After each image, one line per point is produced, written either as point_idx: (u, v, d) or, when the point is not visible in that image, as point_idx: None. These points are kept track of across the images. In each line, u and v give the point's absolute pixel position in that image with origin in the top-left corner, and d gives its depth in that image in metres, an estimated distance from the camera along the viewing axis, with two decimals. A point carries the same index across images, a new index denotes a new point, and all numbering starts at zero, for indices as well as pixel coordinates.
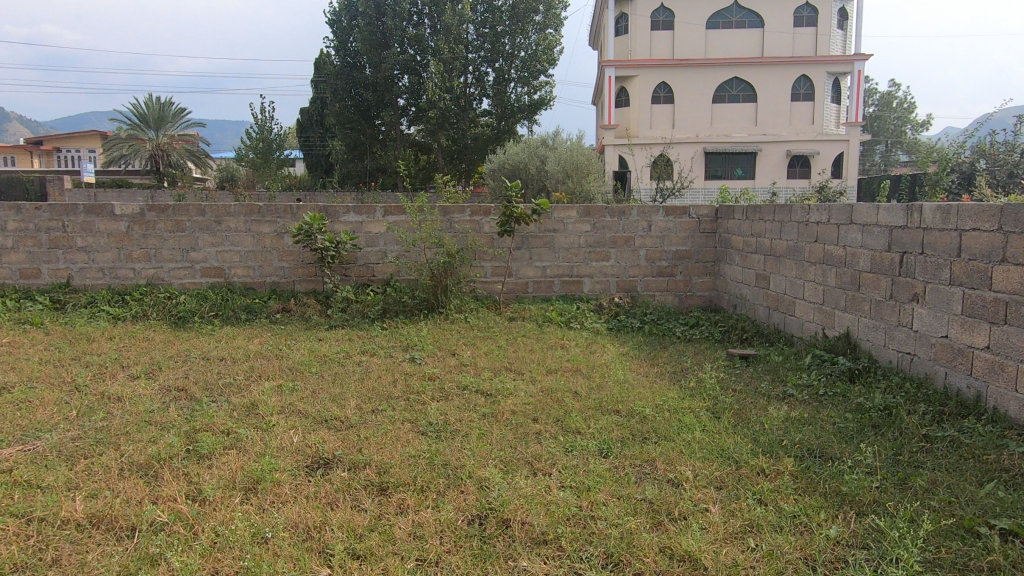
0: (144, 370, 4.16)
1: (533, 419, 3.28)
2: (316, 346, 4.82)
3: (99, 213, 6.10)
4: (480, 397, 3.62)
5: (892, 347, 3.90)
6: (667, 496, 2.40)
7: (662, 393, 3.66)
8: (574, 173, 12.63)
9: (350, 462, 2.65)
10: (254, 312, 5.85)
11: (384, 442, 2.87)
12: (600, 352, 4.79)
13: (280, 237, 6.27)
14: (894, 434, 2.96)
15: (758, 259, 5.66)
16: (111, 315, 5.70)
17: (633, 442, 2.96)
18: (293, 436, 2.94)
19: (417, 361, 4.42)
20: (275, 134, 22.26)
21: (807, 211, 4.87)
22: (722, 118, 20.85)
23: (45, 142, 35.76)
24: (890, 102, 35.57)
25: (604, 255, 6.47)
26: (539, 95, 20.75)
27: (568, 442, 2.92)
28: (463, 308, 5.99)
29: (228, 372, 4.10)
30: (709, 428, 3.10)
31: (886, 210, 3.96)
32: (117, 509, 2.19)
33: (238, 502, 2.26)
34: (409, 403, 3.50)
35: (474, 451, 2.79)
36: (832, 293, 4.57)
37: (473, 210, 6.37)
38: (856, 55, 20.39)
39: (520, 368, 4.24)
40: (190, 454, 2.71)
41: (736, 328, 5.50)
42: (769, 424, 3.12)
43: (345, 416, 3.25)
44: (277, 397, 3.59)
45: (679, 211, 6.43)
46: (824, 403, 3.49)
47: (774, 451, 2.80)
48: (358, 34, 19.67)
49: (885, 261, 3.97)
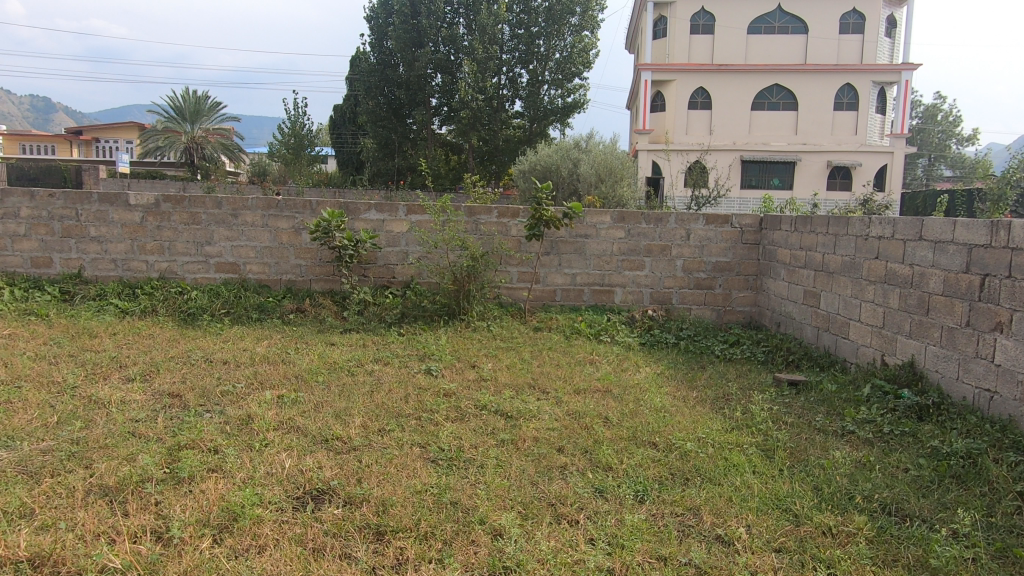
0: (141, 373, 3.86)
1: (558, 449, 2.89)
2: (327, 351, 4.49)
3: (114, 202, 5.87)
4: (500, 420, 3.24)
5: (967, 382, 3.45)
6: (716, 560, 2.02)
7: (704, 424, 3.25)
8: (607, 176, 12.24)
9: (345, 497, 2.30)
10: (267, 311, 5.56)
11: (388, 472, 2.51)
12: (634, 371, 4.38)
13: (298, 234, 5.98)
14: (982, 490, 2.52)
15: (808, 275, 5.21)
16: (119, 309, 5.46)
17: (672, 483, 2.57)
18: (288, 459, 2.61)
19: (433, 373, 4.06)
20: (308, 129, 22.05)
21: (868, 224, 4.41)
22: (761, 125, 20.20)
23: (85, 131, 36.12)
24: (935, 115, 34.65)
25: (638, 264, 6.06)
26: (573, 97, 20.42)
27: (598, 481, 2.55)
28: (486, 315, 5.63)
29: (229, 379, 3.79)
30: (760, 470, 2.69)
31: (965, 226, 3.50)
32: (65, 548, 1.88)
33: (208, 546, 1.94)
34: (420, 423, 3.14)
35: (490, 488, 2.42)
36: (894, 316, 4.11)
37: (501, 211, 6.00)
38: (904, 65, 19.65)
39: (545, 387, 3.86)
40: (167, 478, 2.40)
41: (781, 349, 5.05)
42: (832, 468, 2.70)
43: (348, 437, 2.91)
44: (276, 410, 3.25)
45: (721, 220, 5.98)
46: (891, 444, 3.06)
47: (841, 505, 2.38)
48: (393, 32, 19.49)
49: (961, 284, 3.52)
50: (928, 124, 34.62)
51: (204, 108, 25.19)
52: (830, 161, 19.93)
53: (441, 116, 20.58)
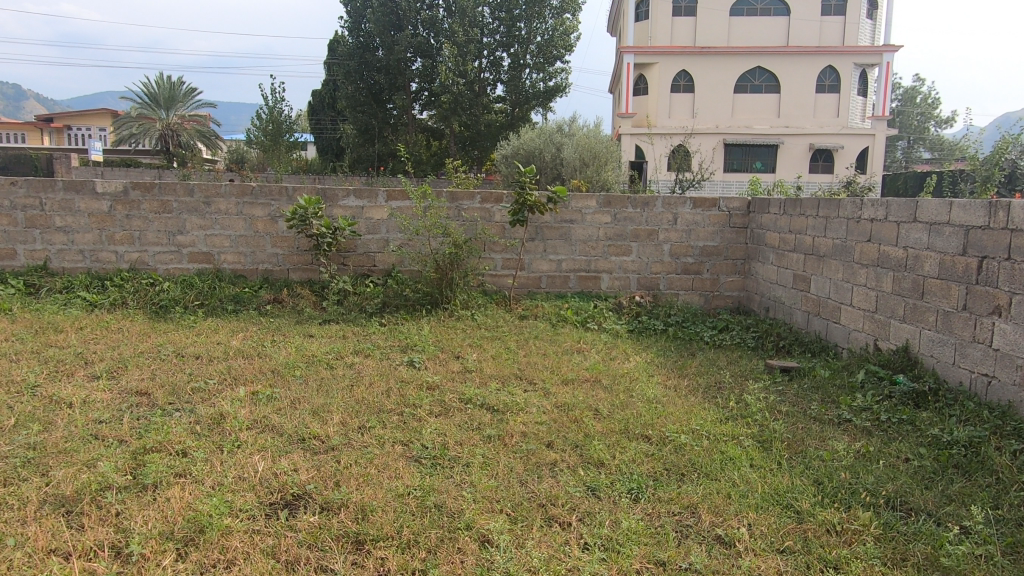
0: (107, 370, 3.67)
1: (547, 445, 2.76)
2: (305, 344, 4.32)
3: (79, 191, 5.62)
4: (486, 414, 3.11)
5: (964, 366, 3.38)
6: (719, 564, 1.91)
7: (697, 413, 3.15)
8: (591, 161, 12.11)
9: (321, 502, 2.16)
10: (242, 303, 5.37)
11: (368, 473, 2.37)
12: (623, 360, 4.26)
13: (273, 222, 5.77)
14: (987, 480, 2.43)
15: (797, 258, 5.11)
16: (87, 303, 5.23)
17: (667, 480, 2.46)
18: (262, 462, 2.45)
19: (415, 365, 3.90)
20: (286, 116, 21.63)
21: (859, 207, 4.31)
22: (744, 108, 20.13)
23: (56, 118, 35.15)
24: (914, 98, 34.82)
25: (625, 249, 5.93)
26: (554, 81, 20.20)
27: (590, 478, 2.43)
28: (470, 304, 5.48)
29: (201, 374, 3.62)
30: (757, 463, 2.59)
31: (961, 208, 3.40)
32: (12, 569, 1.73)
33: (171, 563, 1.79)
34: (402, 419, 3.00)
35: (477, 489, 2.29)
36: (888, 300, 4.02)
37: (484, 197, 5.84)
38: (885, 46, 19.65)
39: (532, 377, 3.74)
40: (131, 485, 2.24)
41: (770, 334, 4.96)
42: (831, 460, 2.60)
43: (326, 435, 2.76)
44: (249, 408, 3.09)
45: (709, 204, 5.86)
46: (890, 433, 2.97)
47: (844, 500, 2.28)
48: (371, 15, 19.12)
49: (958, 267, 3.42)
50: (907, 107, 34.80)
51: (179, 95, 24.61)
52: (812, 144, 19.94)
53: (422, 101, 20.27)
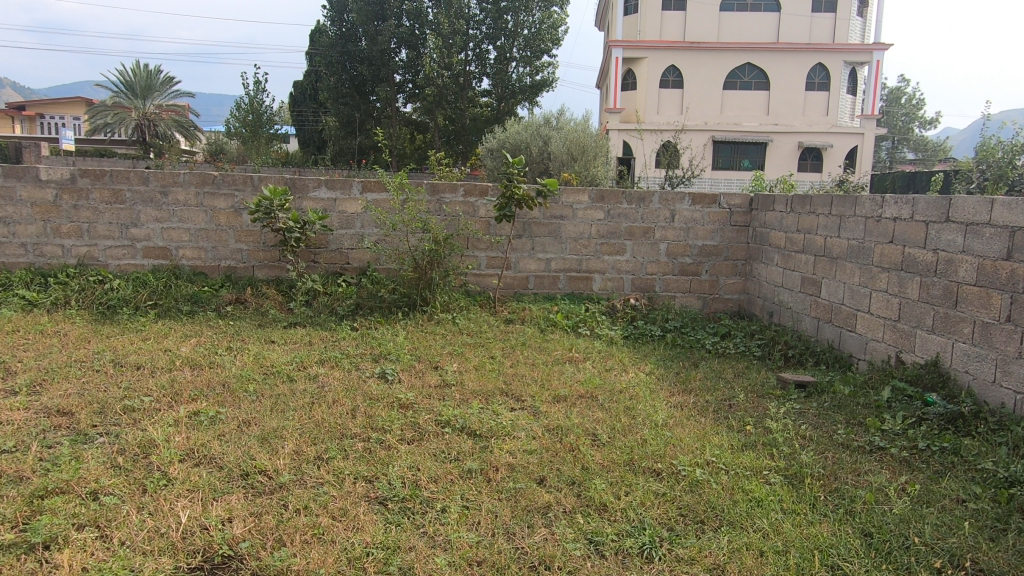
0: (29, 383, 3.17)
1: (538, 481, 2.33)
2: (263, 351, 3.84)
3: (21, 177, 5.09)
4: (467, 441, 2.65)
5: (1007, 385, 2.99)
6: None
7: (710, 440, 2.73)
8: (580, 155, 11.77)
9: (253, 570, 1.71)
10: (200, 303, 4.87)
11: (319, 525, 1.92)
12: (620, 372, 3.83)
13: (237, 214, 5.28)
14: None
15: (806, 260, 4.72)
16: (27, 301, 4.72)
17: (685, 529, 2.04)
18: (187, 509, 1.98)
19: (388, 377, 3.46)
20: (267, 107, 21.02)
21: (880, 204, 3.92)
22: (734, 104, 19.80)
23: (28, 106, 33.97)
24: (899, 98, 34.92)
25: (618, 249, 5.51)
26: (541, 76, 19.72)
27: (592, 529, 2.00)
28: (451, 307, 5.02)
29: (137, 389, 3.13)
30: (791, 506, 2.17)
31: (1005, 206, 3.00)
32: None
33: None
34: (367, 447, 2.54)
35: (453, 548, 1.84)
36: (912, 309, 3.63)
37: (468, 189, 5.37)
38: (876, 45, 19.41)
39: (518, 394, 3.29)
40: (13, 543, 1.77)
41: (777, 343, 4.56)
42: (877, 505, 2.18)
43: (273, 469, 2.31)
44: (187, 433, 2.61)
45: (709, 200, 5.45)
46: (934, 466, 2.57)
47: (902, 562, 1.87)
48: (354, 4, 18.52)
49: (1000, 274, 3.03)
50: (892, 107, 34.90)
51: (156, 83, 23.85)
52: (801, 142, 19.66)
53: (405, 94, 19.80)
